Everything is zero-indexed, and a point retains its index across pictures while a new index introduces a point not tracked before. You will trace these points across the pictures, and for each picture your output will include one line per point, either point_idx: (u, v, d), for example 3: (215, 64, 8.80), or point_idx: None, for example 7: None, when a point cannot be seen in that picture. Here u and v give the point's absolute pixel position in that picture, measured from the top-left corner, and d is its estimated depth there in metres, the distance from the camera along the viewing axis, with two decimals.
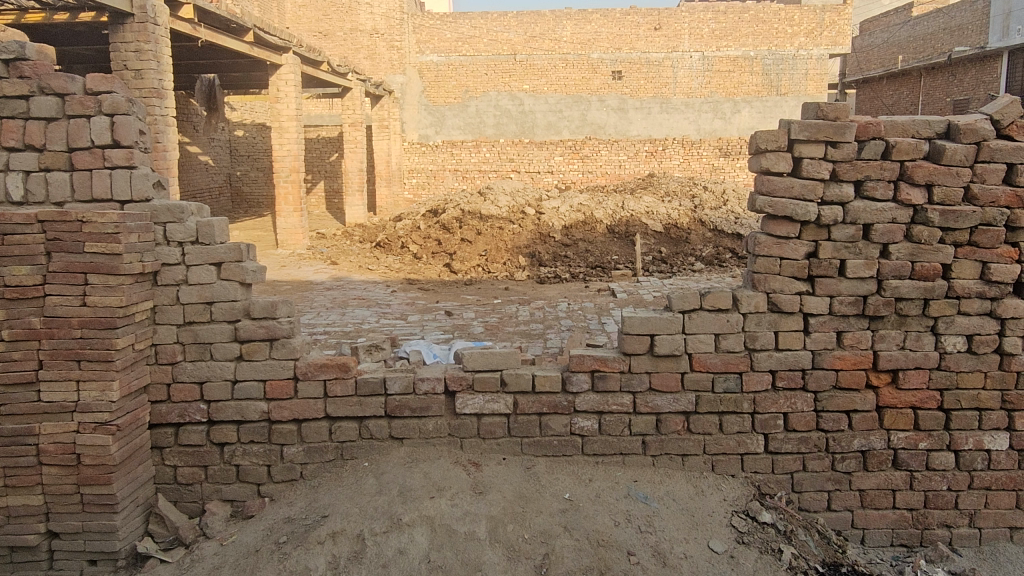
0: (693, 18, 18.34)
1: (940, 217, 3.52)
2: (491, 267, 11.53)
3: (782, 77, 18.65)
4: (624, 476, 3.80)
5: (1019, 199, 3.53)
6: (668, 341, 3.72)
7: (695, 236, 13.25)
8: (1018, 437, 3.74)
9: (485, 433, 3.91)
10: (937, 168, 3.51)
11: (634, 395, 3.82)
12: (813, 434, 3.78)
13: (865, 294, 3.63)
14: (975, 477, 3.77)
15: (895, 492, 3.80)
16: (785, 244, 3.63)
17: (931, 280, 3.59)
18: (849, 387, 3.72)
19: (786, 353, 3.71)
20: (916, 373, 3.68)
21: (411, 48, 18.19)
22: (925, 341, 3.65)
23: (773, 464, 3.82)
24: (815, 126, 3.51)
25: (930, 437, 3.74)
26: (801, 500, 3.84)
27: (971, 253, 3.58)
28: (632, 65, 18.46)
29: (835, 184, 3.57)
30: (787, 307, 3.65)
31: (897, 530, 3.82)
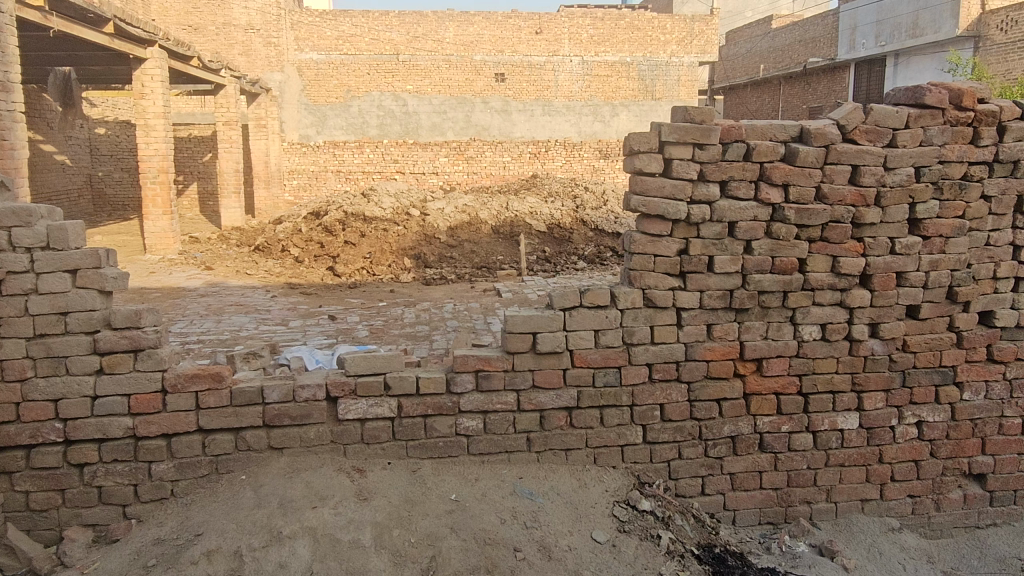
0: (573, 22, 18.79)
1: (795, 216, 3.78)
2: (377, 269, 11.38)
3: (656, 82, 19.55)
4: (510, 474, 3.83)
5: (863, 198, 3.84)
6: (550, 338, 3.79)
7: (577, 236, 13.62)
8: (868, 416, 4.04)
9: (369, 438, 3.82)
10: (792, 169, 3.77)
11: (517, 393, 3.86)
12: (687, 423, 3.95)
13: (731, 287, 3.84)
14: (831, 455, 4.05)
15: (761, 473, 4.03)
16: (658, 242, 3.78)
17: (789, 273, 3.86)
18: (719, 376, 3.92)
19: (660, 346, 3.86)
20: (778, 361, 3.93)
21: (289, 45, 17.51)
22: (785, 330, 3.91)
23: (651, 454, 3.96)
24: (683, 128, 3.68)
25: (792, 420, 4.00)
26: (677, 487, 4.00)
27: (823, 248, 3.87)
28: (514, 68, 18.70)
29: (702, 184, 3.76)
30: (660, 301, 3.82)
31: (763, 509, 4.06)
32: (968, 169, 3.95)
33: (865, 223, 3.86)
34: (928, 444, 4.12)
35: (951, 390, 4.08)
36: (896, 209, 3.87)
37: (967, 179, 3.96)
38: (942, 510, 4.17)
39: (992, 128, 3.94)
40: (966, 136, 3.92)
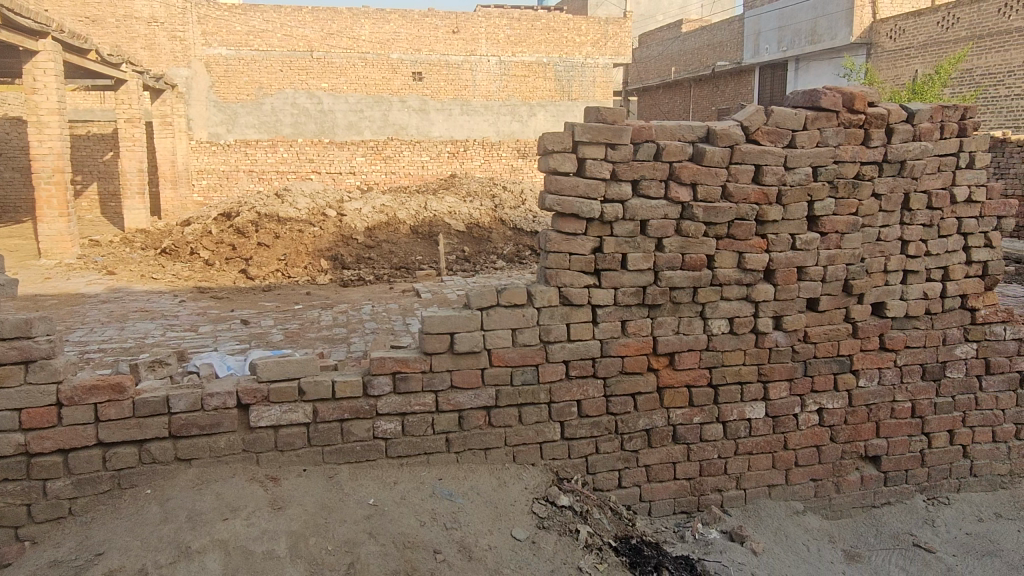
0: (489, 22, 18.89)
1: (703, 214, 3.91)
2: (292, 271, 11.11)
3: (573, 82, 19.89)
4: (429, 476, 3.80)
5: (766, 196, 4.01)
6: (468, 338, 3.79)
7: (496, 236, 13.72)
8: (774, 406, 4.22)
9: (283, 445, 3.72)
10: (699, 168, 3.89)
11: (436, 394, 3.84)
12: (604, 418, 4.02)
13: (644, 284, 3.94)
14: (740, 444, 4.21)
15: (675, 464, 4.14)
16: (573, 240, 3.83)
17: (699, 269, 3.99)
18: (634, 370, 4.01)
19: (577, 343, 3.92)
20: (689, 355, 4.05)
21: (196, 40, 16.76)
22: (696, 325, 4.04)
23: (569, 449, 4.00)
24: (596, 128, 3.75)
25: (703, 412, 4.13)
26: (595, 481, 4.06)
27: (729, 245, 4.01)
28: (432, 67, 18.62)
29: (615, 183, 3.84)
30: (576, 299, 3.87)
31: (677, 498, 4.17)
32: (862, 167, 4.17)
33: (767, 220, 4.03)
34: (828, 430, 4.33)
35: (849, 377, 4.31)
36: (796, 206, 4.06)
37: (860, 178, 4.19)
38: (842, 491, 4.38)
39: (882, 129, 4.17)
40: (858, 138, 4.15)
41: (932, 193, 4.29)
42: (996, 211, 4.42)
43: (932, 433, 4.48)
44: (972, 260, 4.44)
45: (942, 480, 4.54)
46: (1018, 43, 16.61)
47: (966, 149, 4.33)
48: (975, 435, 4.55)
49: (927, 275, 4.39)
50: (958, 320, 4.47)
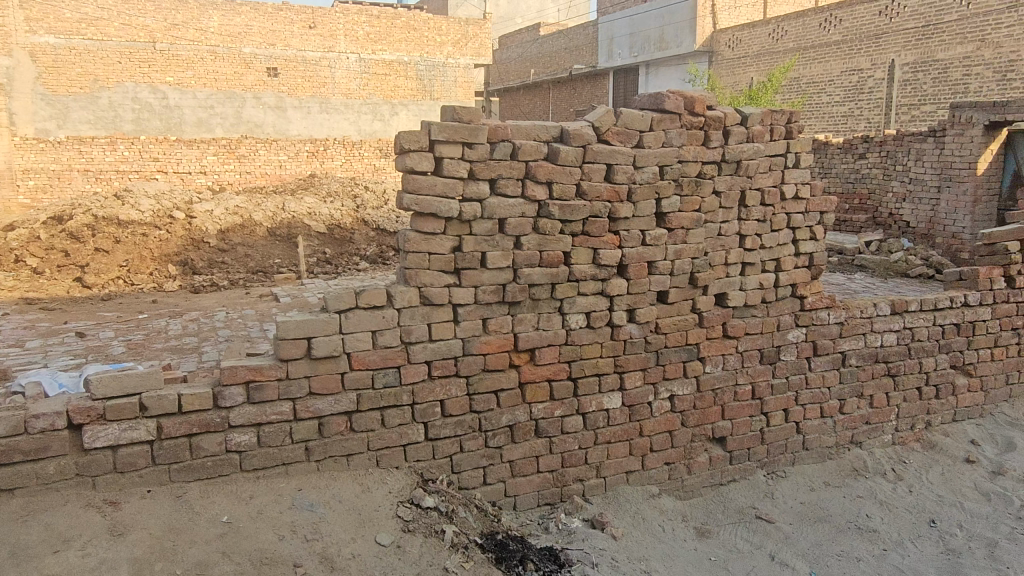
0: (347, 19, 18.64)
1: (559, 211, 4.01)
2: (135, 278, 10.44)
3: (434, 82, 19.99)
4: (288, 487, 3.64)
5: (617, 194, 4.17)
6: (326, 342, 3.67)
7: (359, 236, 13.49)
8: (629, 395, 4.39)
9: (123, 467, 3.43)
10: (554, 168, 3.99)
11: (293, 401, 3.69)
12: (467, 416, 4.02)
13: (504, 281, 3.98)
14: (599, 433, 4.34)
15: (538, 457, 4.21)
16: (432, 240, 3.81)
17: (556, 266, 4.09)
18: (495, 367, 4.04)
19: (438, 343, 3.90)
20: (549, 350, 4.14)
21: (18, 26, 14.99)
22: (554, 320, 4.13)
23: (433, 450, 3.97)
24: (452, 127, 3.74)
25: (563, 404, 4.23)
26: (460, 479, 4.05)
27: (585, 241, 4.14)
28: (287, 63, 17.99)
29: (472, 182, 3.85)
30: (436, 299, 3.85)
31: (541, 491, 4.24)
32: (703, 167, 4.44)
33: (619, 217, 4.20)
34: (679, 415, 4.57)
35: (696, 364, 4.57)
36: (645, 204, 4.26)
37: (701, 176, 4.45)
38: (693, 472, 4.63)
39: (719, 131, 4.46)
40: (699, 139, 4.41)
41: (764, 190, 4.64)
42: (819, 206, 4.84)
43: (770, 413, 4.84)
44: (800, 252, 4.83)
45: (780, 455, 4.90)
46: (836, 54, 18.35)
47: (792, 150, 4.71)
48: (806, 411, 4.96)
49: (763, 267, 4.74)
50: (790, 308, 4.85)
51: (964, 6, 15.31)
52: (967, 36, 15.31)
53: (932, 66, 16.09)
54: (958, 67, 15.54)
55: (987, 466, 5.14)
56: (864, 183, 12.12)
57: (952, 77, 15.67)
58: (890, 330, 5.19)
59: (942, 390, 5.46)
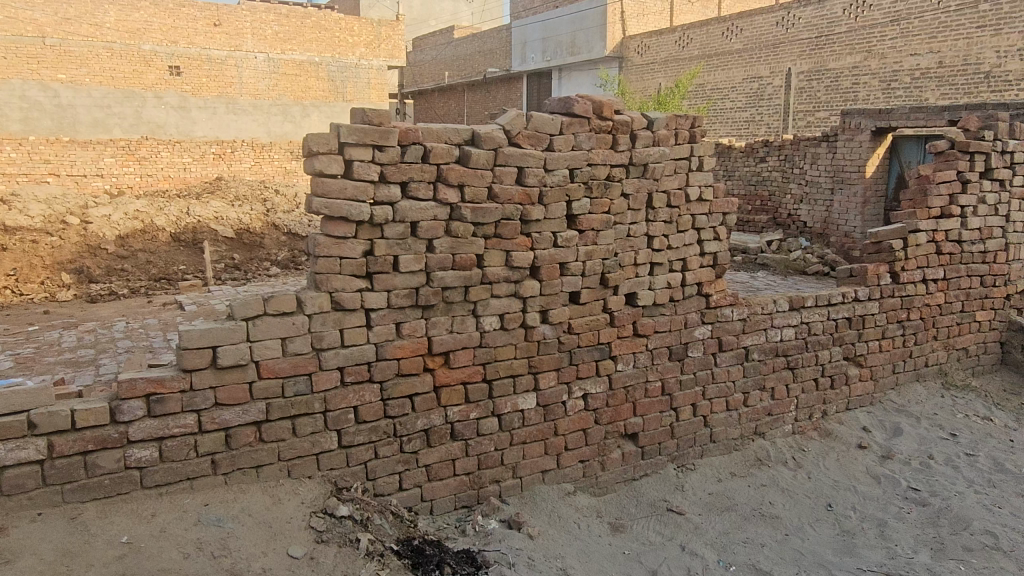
0: (255, 17, 18.22)
1: (471, 214, 4.03)
2: (25, 288, 9.87)
3: (347, 84, 19.71)
4: (193, 503, 3.49)
5: (529, 197, 4.22)
6: (232, 351, 3.55)
7: (269, 241, 13.18)
8: (544, 395, 4.45)
9: (10, 489, 3.21)
10: (466, 171, 4.00)
11: (198, 413, 3.54)
12: (381, 422, 3.97)
13: (417, 285, 3.96)
14: (514, 434, 4.37)
15: (454, 461, 4.20)
16: (343, 244, 3.75)
17: (469, 269, 4.10)
18: (410, 372, 4.01)
19: (351, 348, 3.84)
20: (463, 353, 4.14)
21: None
22: (468, 323, 4.14)
23: (347, 457, 3.90)
24: (362, 130, 3.70)
25: (479, 407, 4.23)
26: (375, 487, 3.99)
27: (497, 244, 4.17)
28: (190, 61, 17.42)
29: (384, 185, 3.81)
30: (349, 304, 3.79)
31: (458, 494, 4.23)
32: (611, 170, 4.55)
33: (531, 219, 4.25)
34: (592, 414, 4.66)
35: (608, 363, 4.67)
36: (556, 206, 4.33)
37: (610, 179, 4.56)
38: (606, 469, 4.73)
39: (626, 135, 4.58)
40: (607, 142, 4.51)
41: (670, 193, 4.79)
42: (722, 208, 5.04)
43: (679, 408, 5.00)
44: (705, 252, 5.01)
45: (689, 449, 5.07)
46: (738, 62, 19.14)
47: (696, 154, 4.88)
48: (713, 405, 5.15)
49: (670, 267, 4.89)
50: (696, 306, 5.02)
51: (852, 19, 16.30)
52: (855, 47, 16.30)
53: (825, 75, 17.03)
54: (848, 76, 16.50)
55: (877, 451, 5.47)
56: (765, 185, 12.69)
57: (842, 85, 16.64)
58: (789, 325, 5.45)
59: (836, 381, 5.77)
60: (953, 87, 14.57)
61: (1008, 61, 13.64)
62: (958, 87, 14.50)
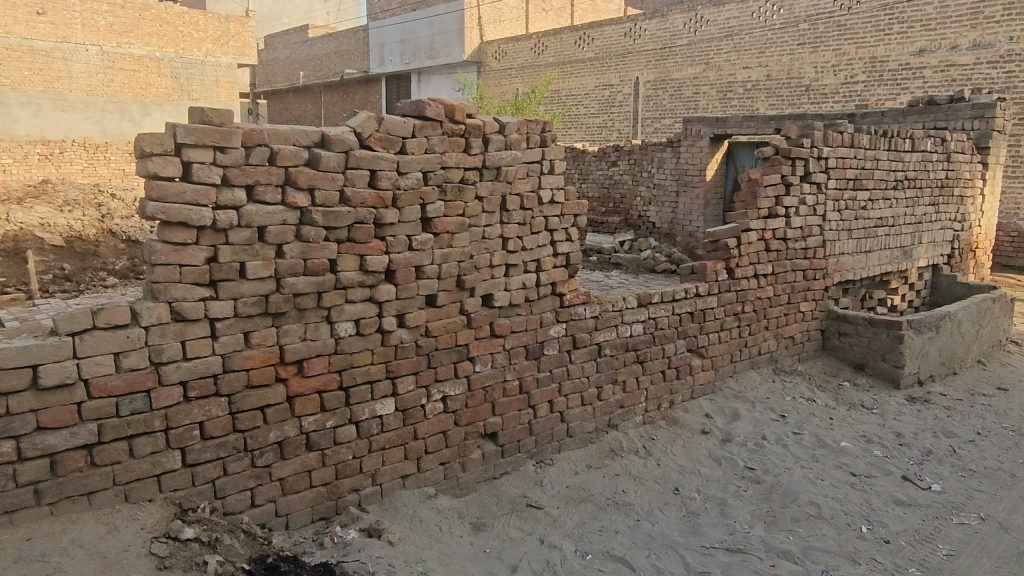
0: (85, 7, 16.74)
1: (322, 218, 3.93)
2: None
3: (192, 81, 18.61)
4: (13, 538, 3.16)
5: (382, 200, 4.18)
6: (58, 369, 3.25)
7: (105, 249, 12.14)
8: (402, 400, 4.41)
9: None
10: (315, 173, 3.90)
11: (17, 440, 3.21)
12: (230, 437, 3.77)
13: (266, 293, 3.81)
14: (373, 441, 4.30)
15: (310, 472, 4.07)
16: (183, 251, 3.54)
17: (321, 274, 3.99)
18: (259, 383, 3.84)
19: (195, 361, 3.62)
20: (317, 360, 4.03)
21: None
22: (322, 330, 4.03)
23: (193, 477, 3.68)
24: (202, 130, 3.51)
25: (335, 415, 4.13)
26: (225, 505, 3.79)
27: (350, 248, 4.09)
28: (10, 53, 15.77)
29: (227, 188, 3.64)
30: (191, 314, 3.58)
31: (314, 506, 4.10)
32: (464, 173, 4.59)
33: (385, 223, 4.21)
34: (452, 415, 4.67)
35: (466, 364, 4.71)
36: (410, 209, 4.32)
37: (464, 182, 4.61)
38: (467, 469, 4.77)
39: (479, 138, 4.63)
40: (460, 146, 4.55)
41: (524, 195, 4.90)
42: (573, 210, 5.22)
43: (536, 405, 5.13)
44: (558, 252, 5.17)
45: (546, 444, 5.21)
46: (590, 70, 19.90)
47: (547, 158, 5.02)
48: (568, 401, 5.32)
49: (525, 268, 5.00)
50: (551, 305, 5.17)
51: (691, 32, 17.41)
52: (694, 59, 17.43)
53: (668, 84, 18.07)
54: (689, 86, 17.62)
55: (718, 435, 5.87)
56: (616, 188, 13.27)
57: (684, 95, 17.74)
58: (638, 320, 5.74)
59: (681, 371, 6.14)
60: (779, 99, 15.95)
61: (824, 76, 15.16)
62: (783, 99, 15.90)
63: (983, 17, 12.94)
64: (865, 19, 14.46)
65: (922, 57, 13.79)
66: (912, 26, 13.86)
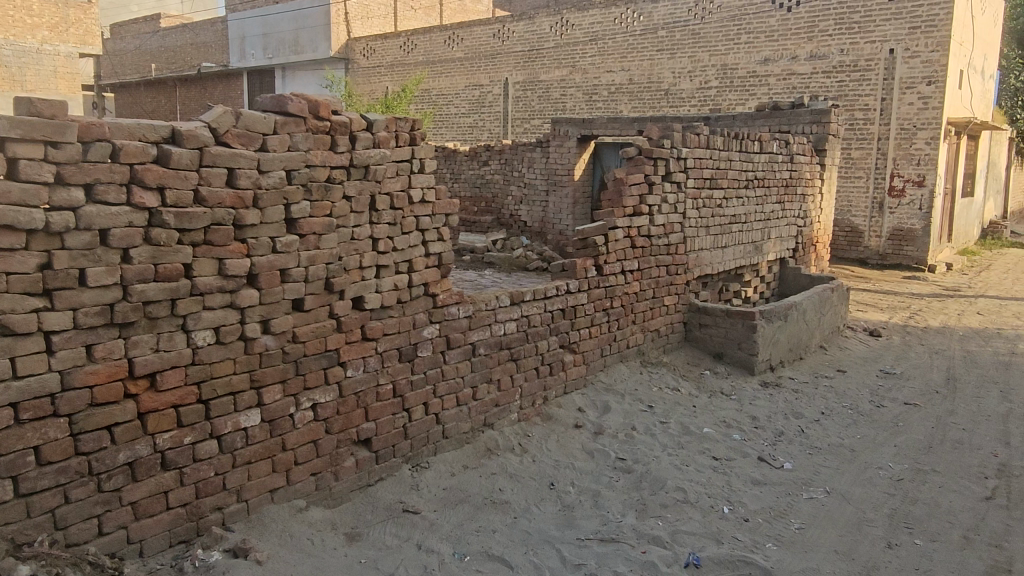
0: None
1: (175, 219, 3.67)
2: None
3: (26, 70, 16.87)
4: None
5: (242, 200, 3.96)
6: None
7: None
8: (269, 410, 4.20)
9: None
10: (165, 171, 3.63)
11: None
12: (72, 461, 3.43)
13: (111, 302, 3.50)
14: (237, 455, 4.07)
15: (167, 493, 3.79)
16: (10, 257, 3.19)
17: (174, 280, 3.72)
18: (106, 401, 3.53)
19: (28, 379, 3.27)
20: (172, 373, 3.75)
21: None
22: (177, 340, 3.76)
23: (28, 508, 3.31)
24: (29, 123, 3.18)
25: (194, 430, 3.87)
26: (67, 536, 3.44)
27: (207, 252, 3.85)
28: None
29: (62, 187, 3.32)
30: (22, 328, 3.23)
31: (172, 529, 3.82)
32: (330, 172, 4.44)
33: (245, 224, 3.99)
34: (322, 424, 4.50)
35: (337, 370, 4.55)
36: (273, 210, 4.12)
37: (330, 181, 4.45)
38: (340, 479, 4.61)
39: (345, 136, 4.49)
40: (326, 143, 4.39)
41: (393, 195, 4.81)
42: (445, 209, 5.17)
43: (411, 408, 5.05)
44: (430, 252, 5.10)
45: (421, 448, 5.14)
46: (459, 70, 19.90)
47: (416, 156, 4.95)
48: (444, 402, 5.28)
49: (396, 269, 4.91)
50: (423, 306, 5.10)
51: (557, 35, 17.82)
52: (561, 61, 17.85)
53: (536, 86, 18.39)
54: (556, 88, 18.03)
55: (590, 428, 6.02)
56: (488, 187, 13.36)
57: (552, 96, 18.13)
58: (511, 319, 5.78)
59: (554, 367, 6.26)
60: (641, 102, 16.65)
61: (681, 81, 15.98)
62: (644, 102, 16.62)
63: (818, 30, 14.14)
64: (716, 29, 15.36)
65: (767, 66, 14.84)
66: (758, 36, 14.87)
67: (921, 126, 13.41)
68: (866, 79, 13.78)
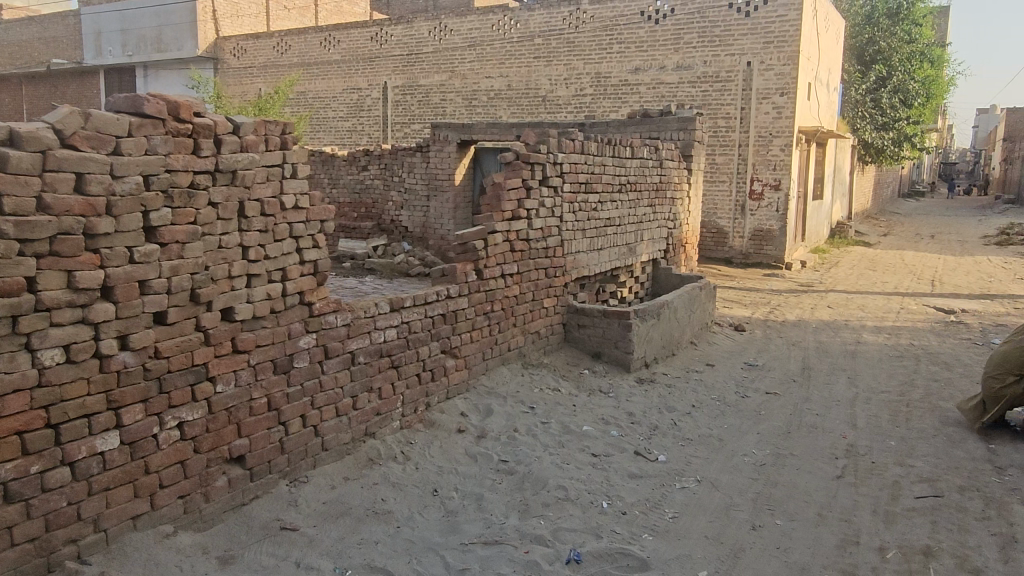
0: None
1: (14, 229, 3.37)
2: None
3: None
4: None
5: (93, 207, 3.69)
6: None
7: None
8: (129, 432, 3.92)
9: None
10: (2, 177, 3.33)
11: None
12: None
13: None
14: (93, 482, 3.77)
15: (11, 528, 3.46)
16: None
17: (16, 295, 3.41)
18: None
19: None
20: (15, 397, 3.43)
21: None
22: (20, 360, 3.45)
23: None
24: None
25: (42, 458, 3.55)
26: None
27: (53, 264, 3.55)
28: None
29: None
30: None
31: (18, 567, 3.49)
32: (194, 177, 4.21)
33: (97, 233, 3.71)
34: (190, 443, 4.26)
35: (205, 386, 4.32)
36: (129, 217, 3.86)
37: (194, 187, 4.22)
38: (210, 500, 4.38)
39: (210, 139, 4.29)
40: (188, 147, 4.17)
41: (264, 201, 4.63)
42: (319, 215, 5.04)
43: (287, 422, 4.87)
44: (305, 260, 4.95)
45: (299, 462, 4.97)
46: (336, 73, 19.47)
47: (288, 161, 4.79)
48: (322, 414, 5.13)
49: (268, 278, 4.73)
50: (298, 315, 4.94)
51: (435, 40, 17.79)
52: (439, 66, 17.84)
53: (416, 90, 18.29)
54: (436, 92, 17.99)
55: (473, 432, 6.04)
56: (368, 192, 13.13)
57: (432, 101, 18.08)
58: (391, 325, 5.70)
59: (436, 373, 6.23)
60: (520, 107, 16.91)
61: (558, 88, 16.38)
62: (522, 108, 16.89)
63: (683, 42, 14.90)
64: (589, 38, 15.86)
65: (637, 75, 15.47)
66: (629, 47, 15.48)
67: (776, 134, 14.40)
68: (727, 89, 14.65)
